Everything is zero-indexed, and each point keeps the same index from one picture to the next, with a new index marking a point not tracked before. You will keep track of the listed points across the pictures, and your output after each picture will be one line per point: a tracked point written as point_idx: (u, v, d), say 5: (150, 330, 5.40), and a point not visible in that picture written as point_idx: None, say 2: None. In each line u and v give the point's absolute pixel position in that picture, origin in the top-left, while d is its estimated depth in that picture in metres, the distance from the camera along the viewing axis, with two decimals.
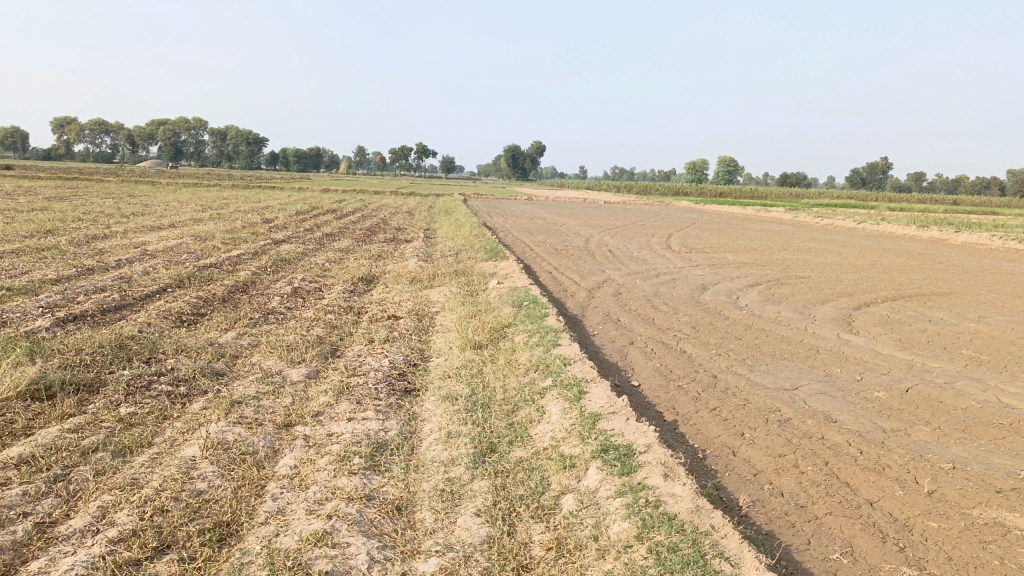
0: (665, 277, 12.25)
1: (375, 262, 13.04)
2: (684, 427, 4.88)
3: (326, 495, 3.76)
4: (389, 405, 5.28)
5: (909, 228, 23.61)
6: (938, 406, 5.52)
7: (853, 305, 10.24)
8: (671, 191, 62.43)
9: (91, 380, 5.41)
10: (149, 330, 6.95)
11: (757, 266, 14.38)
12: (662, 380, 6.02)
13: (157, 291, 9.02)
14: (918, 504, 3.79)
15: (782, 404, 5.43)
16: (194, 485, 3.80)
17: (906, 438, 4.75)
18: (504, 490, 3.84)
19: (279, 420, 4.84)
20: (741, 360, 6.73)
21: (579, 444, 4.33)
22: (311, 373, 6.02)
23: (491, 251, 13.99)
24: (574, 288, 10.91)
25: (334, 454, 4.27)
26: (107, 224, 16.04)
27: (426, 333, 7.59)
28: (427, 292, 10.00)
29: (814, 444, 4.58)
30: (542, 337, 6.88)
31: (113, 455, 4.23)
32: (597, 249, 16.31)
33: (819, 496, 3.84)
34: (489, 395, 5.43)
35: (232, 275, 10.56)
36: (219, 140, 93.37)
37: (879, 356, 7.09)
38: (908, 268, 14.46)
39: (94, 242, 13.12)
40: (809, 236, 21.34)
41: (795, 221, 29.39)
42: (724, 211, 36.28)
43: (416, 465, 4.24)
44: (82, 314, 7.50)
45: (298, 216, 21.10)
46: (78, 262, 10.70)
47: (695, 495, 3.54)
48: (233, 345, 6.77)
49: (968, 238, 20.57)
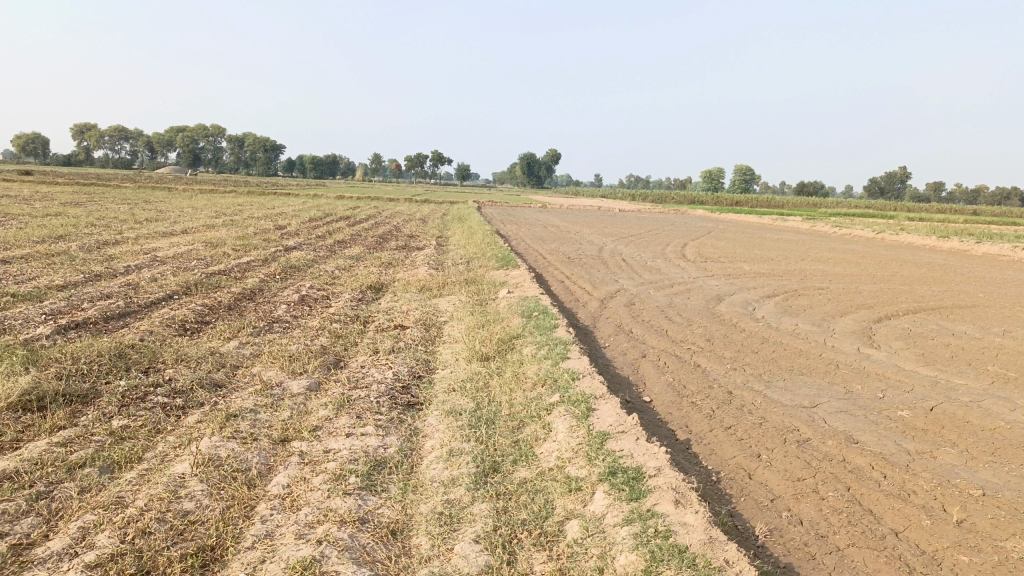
0: (680, 288, 12.01)
1: (385, 270, 12.90)
2: (697, 446, 4.66)
3: (317, 517, 3.56)
4: (390, 420, 5.08)
5: (929, 238, 23.21)
6: (964, 427, 5.26)
7: (874, 318, 9.97)
8: (687, 199, 62.13)
9: (85, 391, 5.25)
10: (150, 339, 6.80)
11: (775, 276, 14.12)
12: (675, 396, 5.79)
13: (163, 299, 8.90)
14: (947, 535, 3.55)
15: (801, 423, 5.18)
16: (181, 505, 3.62)
17: (932, 461, 4.51)
18: (505, 515, 3.64)
19: (275, 435, 4.66)
20: (758, 375, 6.49)
21: (586, 466, 4.12)
22: (313, 385, 5.83)
23: (503, 259, 13.81)
24: (585, 298, 10.71)
25: (330, 472, 4.08)
26: (120, 229, 15.99)
27: (433, 344, 7.41)
28: (436, 300, 9.82)
29: (835, 467, 4.34)
30: (551, 349, 6.67)
31: (101, 471, 4.05)
32: (611, 258, 16.09)
33: (841, 525, 3.61)
34: (494, 410, 5.23)
35: (239, 282, 10.43)
36: (236, 147, 93.93)
37: (901, 372, 6.82)
38: (929, 280, 14.13)
39: (104, 248, 13.06)
40: (828, 246, 21.03)
41: (812, 230, 29.00)
42: (740, 220, 35.97)
43: (414, 485, 4.04)
44: (84, 321, 7.37)
45: (309, 222, 21.01)
46: (86, 268, 10.62)
47: (708, 525, 3.32)
48: (235, 354, 6.61)
49: (990, 249, 20.17)
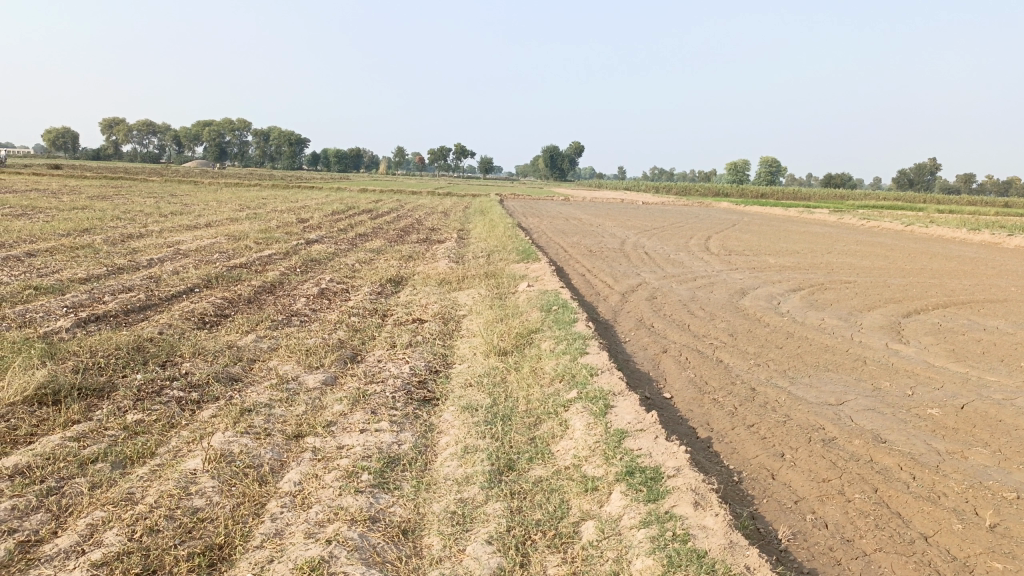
0: (703, 281, 11.83)
1: (405, 263, 12.86)
2: (719, 445, 4.54)
3: (327, 516, 3.50)
4: (405, 416, 5.01)
5: (959, 230, 22.77)
6: (997, 426, 5.09)
7: (902, 312, 9.75)
8: (711, 192, 61.65)
9: (102, 385, 5.24)
10: (169, 332, 6.79)
11: (800, 269, 13.88)
12: (696, 392, 5.66)
13: (184, 292, 8.91)
14: (980, 540, 3.40)
15: (827, 421, 5.04)
16: (191, 502, 3.58)
17: (963, 462, 4.35)
18: (519, 515, 3.55)
19: (289, 431, 4.60)
20: (781, 371, 6.34)
21: (603, 464, 4.02)
22: (328, 379, 5.78)
23: (524, 253, 13.71)
24: (607, 291, 10.58)
25: (342, 469, 4.02)
26: (145, 223, 16.09)
27: (451, 338, 7.34)
28: (455, 294, 9.76)
29: (862, 468, 4.20)
30: (570, 344, 6.56)
31: (112, 466, 4.02)
32: (633, 251, 15.94)
33: (868, 529, 3.47)
34: (511, 406, 5.14)
35: (260, 275, 10.42)
36: (261, 140, 94.57)
37: (930, 368, 6.64)
38: (959, 273, 13.82)
39: (128, 241, 13.13)
40: (854, 239, 20.73)
41: (838, 223, 28.57)
42: (764, 213, 35.51)
43: (428, 483, 3.96)
44: (105, 314, 7.39)
45: (331, 216, 21.02)
46: (110, 261, 10.68)
47: (728, 529, 3.21)
48: (252, 348, 6.57)
49: (1022, 241, 19.76)
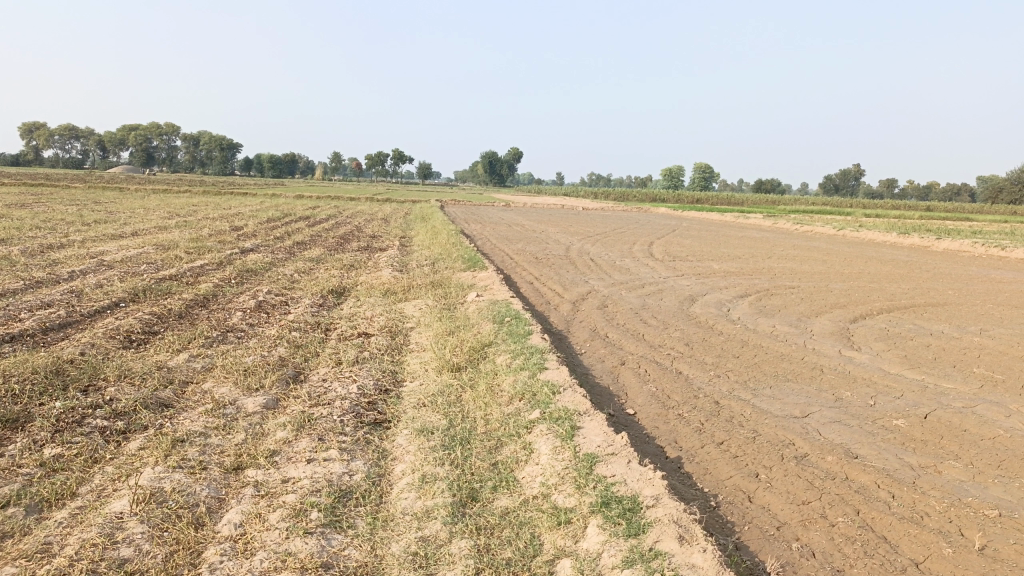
0: (651, 288, 11.71)
1: (347, 272, 12.39)
2: (690, 466, 4.32)
3: (274, 564, 3.14)
4: (356, 442, 4.65)
5: (889, 234, 23.44)
6: (963, 436, 5.01)
7: (849, 317, 9.78)
8: (648, 197, 62.45)
9: (15, 414, 4.71)
10: (93, 352, 6.25)
11: (745, 274, 13.93)
12: (660, 408, 5.45)
13: (109, 307, 8.29)
14: (974, 565, 3.24)
15: (795, 435, 4.89)
16: (117, 553, 3.16)
17: (938, 477, 4.24)
18: (488, 554, 3.26)
19: (228, 463, 4.20)
20: (743, 383, 6.18)
21: (575, 494, 3.75)
22: (269, 403, 5.36)
23: (469, 260, 13.42)
24: (557, 300, 10.36)
25: (289, 507, 3.64)
26: (67, 232, 15.15)
27: (400, 353, 6.99)
28: (402, 305, 9.38)
29: (840, 488, 4.03)
30: (527, 358, 6.29)
31: (27, 511, 3.55)
32: (579, 258, 15.78)
33: (857, 557, 3.28)
34: (469, 428, 4.83)
35: (192, 287, 9.84)
36: (192, 145, 91.87)
37: (888, 376, 6.59)
38: (896, 277, 14.11)
39: (48, 252, 12.33)
40: (792, 243, 21.02)
41: (774, 227, 29.11)
42: (701, 218, 36.04)
43: (384, 519, 3.62)
44: (20, 334, 6.77)
45: (268, 223, 20.28)
46: (28, 274, 9.93)
47: (719, 568, 2.98)
48: (184, 369, 6.09)
49: (950, 244, 20.39)
